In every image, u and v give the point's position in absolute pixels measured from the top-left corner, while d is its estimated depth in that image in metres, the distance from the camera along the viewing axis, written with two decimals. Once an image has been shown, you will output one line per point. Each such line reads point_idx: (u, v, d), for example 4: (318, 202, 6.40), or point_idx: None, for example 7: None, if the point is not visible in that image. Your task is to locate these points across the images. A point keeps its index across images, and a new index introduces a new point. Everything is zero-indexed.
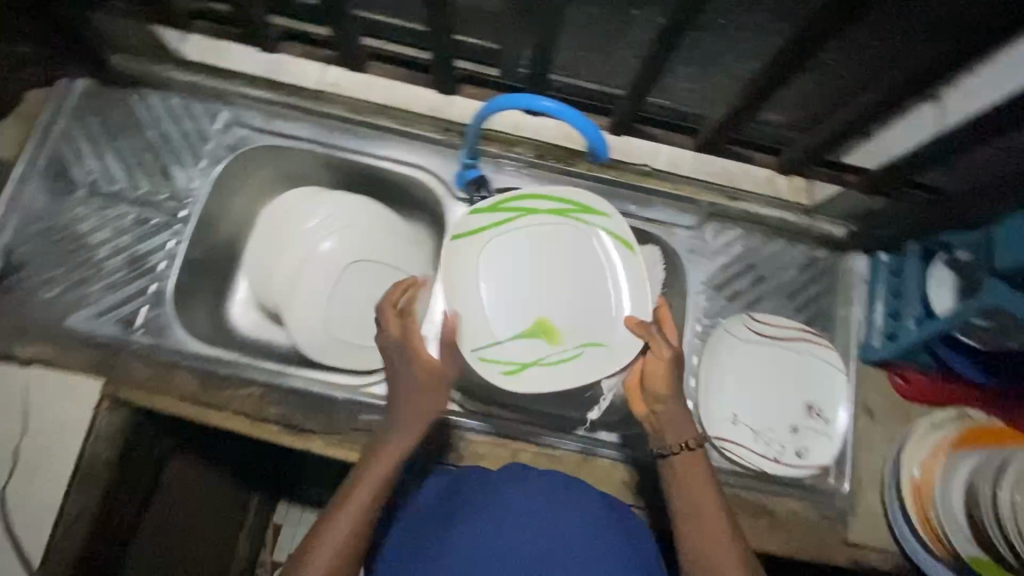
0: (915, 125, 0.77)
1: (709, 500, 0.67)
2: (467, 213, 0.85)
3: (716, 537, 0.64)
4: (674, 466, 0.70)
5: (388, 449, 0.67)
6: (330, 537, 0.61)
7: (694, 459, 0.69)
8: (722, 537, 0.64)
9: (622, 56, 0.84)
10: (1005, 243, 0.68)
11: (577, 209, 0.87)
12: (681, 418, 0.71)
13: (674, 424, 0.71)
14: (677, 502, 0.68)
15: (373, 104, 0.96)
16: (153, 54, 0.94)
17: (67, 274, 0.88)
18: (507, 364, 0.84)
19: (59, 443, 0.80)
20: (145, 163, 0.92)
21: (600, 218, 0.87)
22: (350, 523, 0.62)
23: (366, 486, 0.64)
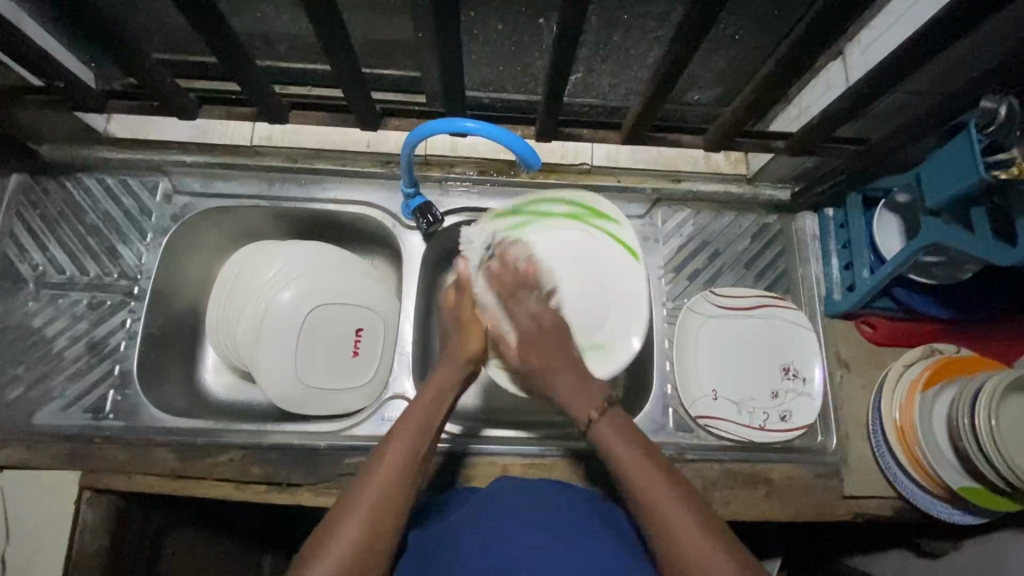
0: (829, 83, 0.80)
1: (629, 456, 0.62)
2: (490, 214, 0.84)
3: (661, 496, 0.59)
4: (600, 436, 0.65)
5: (408, 427, 0.65)
6: (346, 523, 0.56)
7: (612, 421, 0.66)
8: (665, 495, 0.59)
9: (539, 64, 0.86)
10: (934, 181, 0.69)
11: (589, 213, 0.84)
12: (571, 386, 0.68)
13: (575, 395, 0.68)
14: (614, 474, 0.63)
15: (310, 151, 0.98)
16: (81, 139, 0.94)
17: (28, 371, 0.87)
18: None
19: (44, 542, 0.78)
20: (90, 247, 0.92)
21: (611, 225, 0.83)
22: (370, 509, 0.57)
23: (389, 466, 0.61)
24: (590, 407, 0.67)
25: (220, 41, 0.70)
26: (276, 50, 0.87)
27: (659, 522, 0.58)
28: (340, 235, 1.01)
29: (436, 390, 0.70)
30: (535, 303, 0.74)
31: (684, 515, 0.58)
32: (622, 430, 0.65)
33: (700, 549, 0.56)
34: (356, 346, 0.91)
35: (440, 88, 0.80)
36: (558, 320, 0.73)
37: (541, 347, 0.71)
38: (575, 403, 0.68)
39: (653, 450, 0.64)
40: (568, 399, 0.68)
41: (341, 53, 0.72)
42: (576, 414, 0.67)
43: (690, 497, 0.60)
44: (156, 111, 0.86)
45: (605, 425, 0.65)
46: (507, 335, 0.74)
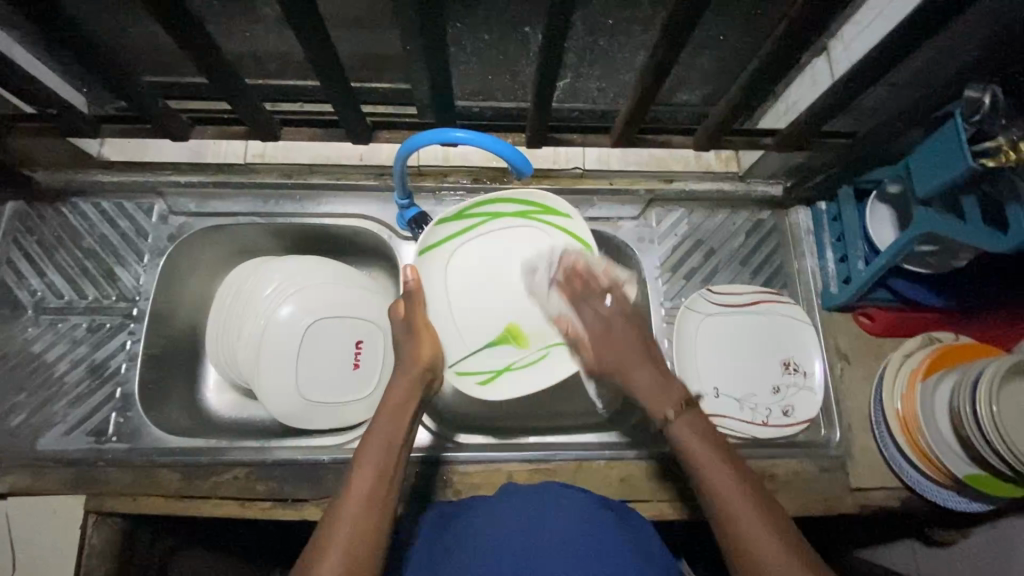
0: (814, 82, 0.81)
1: (714, 463, 0.64)
2: (435, 223, 0.84)
3: (730, 487, 0.62)
4: (673, 430, 0.68)
5: (375, 454, 0.65)
6: (325, 554, 0.56)
7: (691, 413, 0.68)
8: (725, 481, 0.62)
9: (528, 72, 0.87)
10: (924, 172, 0.70)
11: (539, 210, 0.86)
12: (650, 386, 0.71)
13: (654, 390, 0.70)
14: (683, 464, 0.66)
15: (305, 167, 0.99)
16: (76, 164, 0.95)
17: (29, 398, 0.87)
18: (482, 373, 0.84)
19: (52, 568, 0.78)
20: (88, 270, 0.92)
21: (562, 218, 0.85)
22: (346, 539, 0.57)
23: (356, 495, 0.61)
24: (666, 403, 0.69)
25: (210, 61, 0.71)
26: (266, 68, 0.87)
27: (721, 501, 0.62)
28: (336, 249, 1.01)
29: (399, 403, 0.70)
30: (602, 307, 0.77)
31: (742, 498, 0.61)
32: (696, 424, 0.67)
33: (759, 530, 0.58)
34: (356, 358, 0.92)
35: (430, 100, 0.80)
36: (626, 313, 0.77)
37: (614, 346, 0.74)
38: (655, 402, 0.70)
39: (734, 457, 0.65)
40: (646, 397, 0.70)
41: (330, 68, 0.73)
42: (654, 410, 0.69)
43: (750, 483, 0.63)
44: (147, 133, 0.87)
45: (681, 421, 0.68)
46: (572, 326, 0.80)
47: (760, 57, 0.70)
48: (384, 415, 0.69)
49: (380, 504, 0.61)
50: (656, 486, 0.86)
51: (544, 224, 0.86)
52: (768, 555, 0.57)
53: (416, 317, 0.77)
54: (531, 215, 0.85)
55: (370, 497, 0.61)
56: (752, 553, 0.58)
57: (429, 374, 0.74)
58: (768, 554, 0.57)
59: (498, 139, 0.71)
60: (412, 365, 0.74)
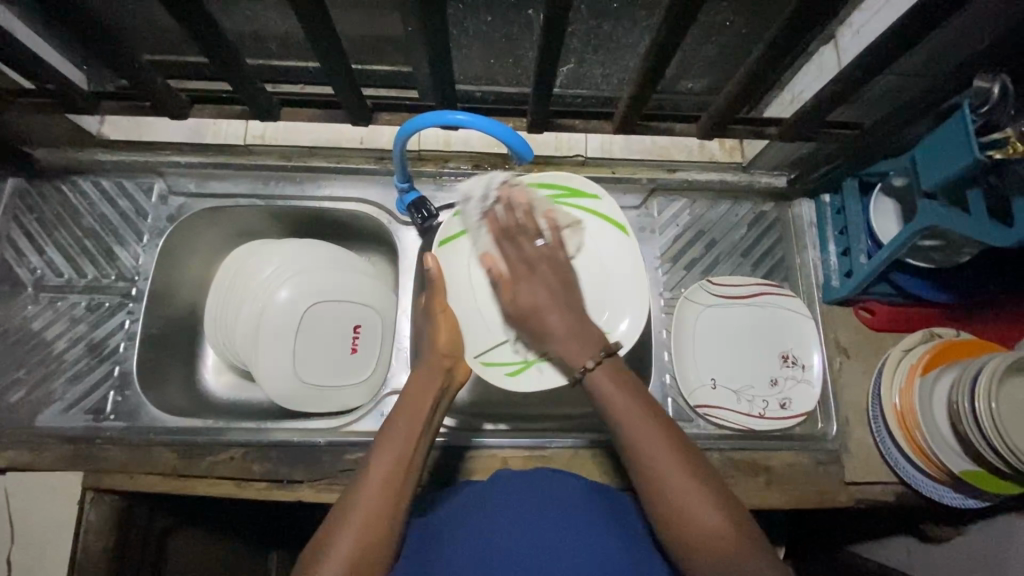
0: (821, 73, 0.80)
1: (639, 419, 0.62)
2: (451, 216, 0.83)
3: (658, 449, 0.60)
4: (596, 385, 0.65)
5: (396, 444, 0.63)
6: (337, 541, 0.56)
7: (610, 368, 0.65)
8: (650, 437, 0.61)
9: (530, 56, 0.86)
10: (931, 164, 0.68)
11: (566, 194, 0.84)
12: (575, 339, 0.66)
13: (579, 335, 0.67)
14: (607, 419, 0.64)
15: (305, 149, 0.98)
16: (75, 142, 0.94)
17: (28, 374, 0.87)
18: (512, 364, 0.80)
19: (49, 543, 0.79)
20: (88, 249, 0.92)
21: (590, 201, 0.84)
22: (359, 530, 0.57)
23: (375, 485, 0.60)
24: (585, 356, 0.66)
25: (210, 40, 0.71)
26: (267, 48, 0.87)
27: (647, 461, 0.60)
28: (336, 233, 1.01)
29: (416, 396, 0.68)
30: (530, 246, 0.73)
31: (672, 459, 0.59)
32: (620, 378, 0.65)
33: (687, 488, 0.58)
34: (355, 342, 0.92)
35: (431, 83, 0.80)
36: (551, 258, 0.73)
37: (533, 279, 0.71)
38: (573, 353, 0.66)
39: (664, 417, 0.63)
40: (563, 348, 0.67)
41: (330, 48, 0.72)
42: (573, 363, 0.66)
43: (676, 438, 0.62)
44: (147, 112, 0.87)
45: (602, 375, 0.65)
46: (496, 264, 0.74)
47: (766, 44, 0.69)
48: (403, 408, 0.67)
49: (393, 504, 0.59)
50: None
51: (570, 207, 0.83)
52: (690, 499, 0.58)
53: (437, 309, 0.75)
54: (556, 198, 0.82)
55: (382, 494, 0.59)
56: (677, 509, 0.58)
57: (451, 363, 0.73)
58: (693, 512, 0.57)
59: (498, 122, 0.70)
60: (431, 358, 0.72)
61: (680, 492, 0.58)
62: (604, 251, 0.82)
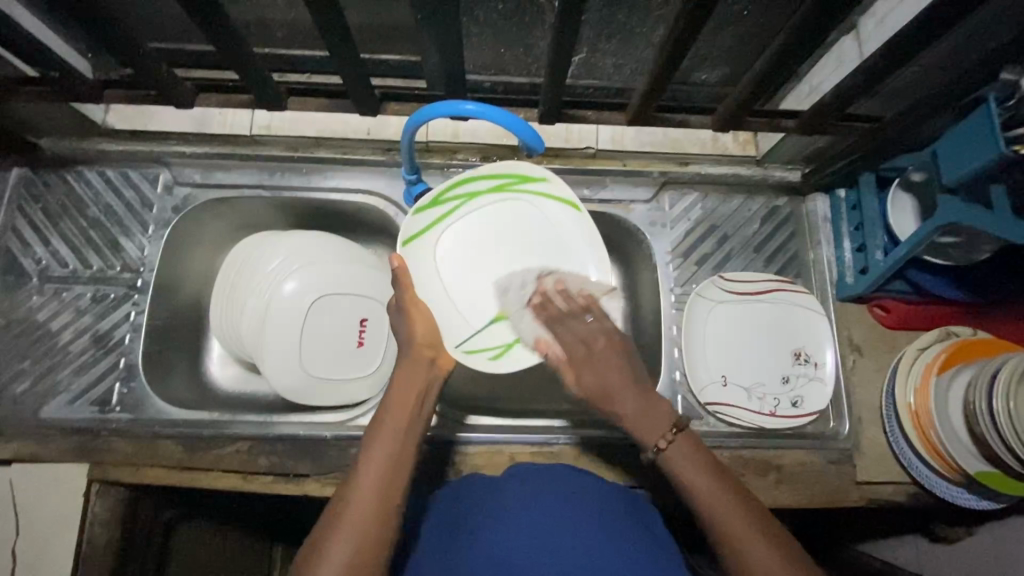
0: (841, 63, 0.78)
1: (718, 494, 0.60)
2: (410, 214, 0.80)
3: (741, 525, 0.58)
4: (668, 460, 0.63)
5: (384, 441, 0.62)
6: (335, 542, 0.55)
7: (684, 439, 0.64)
8: (728, 512, 0.59)
9: (541, 46, 0.84)
10: (953, 157, 0.67)
11: (516, 181, 0.83)
12: (645, 415, 0.65)
13: (648, 419, 0.65)
14: (679, 491, 0.63)
15: (311, 140, 0.97)
16: (79, 131, 0.93)
17: (34, 365, 0.87)
18: (491, 349, 0.81)
19: (55, 535, 0.78)
20: (93, 239, 0.91)
21: (540, 183, 0.83)
22: (356, 531, 0.56)
23: (368, 484, 0.59)
24: (659, 433, 0.64)
25: (217, 28, 0.69)
26: (274, 36, 0.85)
27: (727, 534, 0.58)
28: (342, 225, 1.00)
29: (402, 393, 0.66)
30: (582, 325, 0.72)
31: (757, 536, 0.57)
32: (699, 453, 0.63)
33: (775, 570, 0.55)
34: (361, 335, 0.92)
35: (441, 72, 0.78)
36: (609, 339, 0.70)
37: (595, 366, 0.69)
38: (643, 430, 0.65)
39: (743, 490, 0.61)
40: (636, 427, 0.66)
41: (339, 37, 0.71)
42: (645, 440, 0.65)
43: (762, 517, 0.59)
44: (152, 101, 0.85)
45: (675, 450, 0.63)
46: (550, 352, 0.74)
47: (786, 33, 0.67)
48: (389, 406, 0.65)
49: (388, 500, 0.59)
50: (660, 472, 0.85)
51: (524, 193, 0.83)
52: None
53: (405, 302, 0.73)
54: (508, 186, 0.82)
55: (378, 493, 0.59)
56: None
57: (433, 354, 0.71)
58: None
59: (509, 112, 0.69)
60: (412, 352, 0.70)
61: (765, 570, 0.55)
62: (560, 229, 0.82)
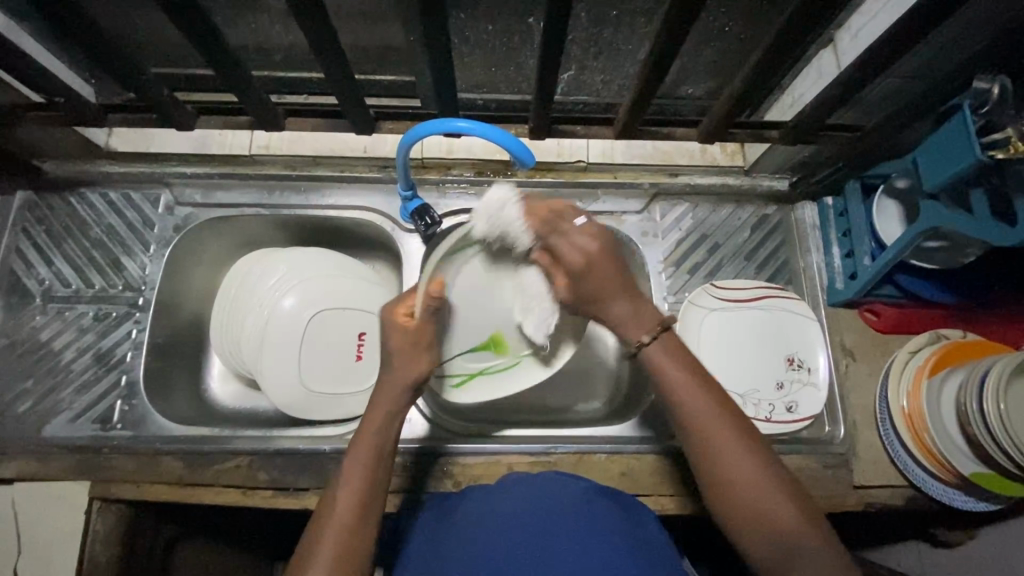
0: (821, 77, 0.80)
1: (697, 402, 0.63)
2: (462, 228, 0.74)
3: (715, 427, 0.62)
4: (649, 361, 0.66)
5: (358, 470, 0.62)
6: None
7: (665, 340, 0.66)
8: (697, 403, 0.63)
9: (530, 64, 0.87)
10: (934, 165, 0.68)
11: None
12: (630, 315, 0.67)
13: (635, 318, 0.67)
14: (658, 392, 0.66)
15: (308, 158, 0.99)
16: (82, 154, 0.95)
17: (36, 385, 0.88)
18: (457, 376, 0.85)
19: (57, 553, 0.79)
20: (95, 259, 0.93)
21: None
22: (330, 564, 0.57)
23: (337, 519, 0.59)
24: (642, 330, 0.66)
25: (215, 53, 0.72)
26: (272, 59, 0.88)
27: (691, 421, 0.63)
28: (341, 241, 1.01)
29: (381, 415, 0.66)
30: (577, 235, 0.69)
31: (733, 441, 0.61)
32: (677, 359, 0.65)
33: (743, 466, 0.60)
34: (360, 349, 0.93)
35: (434, 91, 0.81)
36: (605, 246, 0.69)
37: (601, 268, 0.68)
38: (629, 328, 0.67)
39: (724, 398, 0.64)
40: (624, 325, 0.67)
41: (333, 58, 0.74)
42: (629, 336, 0.67)
43: (748, 434, 0.62)
44: (153, 123, 0.89)
45: (657, 346, 0.66)
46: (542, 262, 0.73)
47: (765, 49, 0.70)
48: (358, 444, 0.64)
49: (353, 538, 0.59)
50: (661, 478, 0.86)
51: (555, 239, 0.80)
52: (745, 471, 0.60)
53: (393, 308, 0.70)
54: None
55: (344, 529, 0.59)
56: (734, 487, 0.60)
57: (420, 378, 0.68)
58: (727, 465, 0.61)
59: (500, 128, 0.70)
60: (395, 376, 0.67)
61: (731, 453, 0.61)
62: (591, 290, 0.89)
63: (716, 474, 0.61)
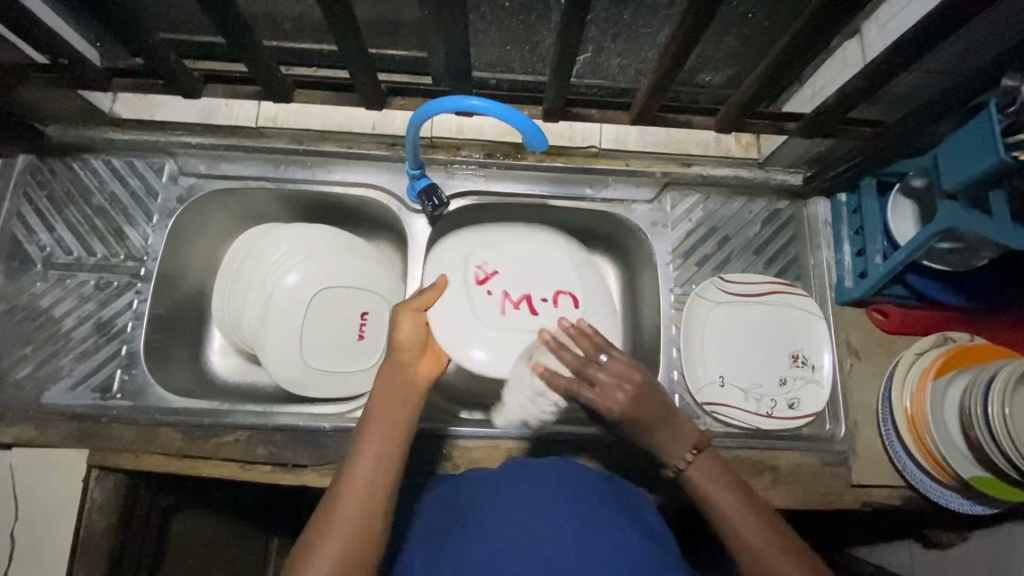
0: (844, 69, 0.79)
1: (745, 520, 0.62)
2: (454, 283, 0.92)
3: (769, 550, 0.60)
4: (690, 476, 0.66)
5: (372, 435, 0.63)
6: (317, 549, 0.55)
7: (706, 457, 0.66)
8: (745, 516, 0.62)
9: (546, 44, 0.85)
10: (953, 165, 0.67)
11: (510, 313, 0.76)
12: (671, 439, 0.67)
13: (670, 440, 0.67)
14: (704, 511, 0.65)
15: (315, 132, 0.97)
16: (86, 120, 0.94)
17: (36, 351, 0.87)
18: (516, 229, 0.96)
19: (53, 519, 0.79)
20: (98, 227, 0.92)
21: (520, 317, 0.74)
22: (344, 529, 0.56)
23: (356, 482, 0.59)
24: (681, 451, 0.66)
25: (225, 19, 0.70)
26: (281, 29, 0.86)
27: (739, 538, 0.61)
28: (345, 218, 1.00)
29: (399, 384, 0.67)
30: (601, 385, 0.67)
31: (786, 559, 0.59)
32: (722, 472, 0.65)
33: None
34: (361, 329, 0.92)
35: (447, 68, 0.79)
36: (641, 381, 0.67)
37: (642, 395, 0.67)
38: (668, 449, 0.67)
39: (769, 512, 0.63)
40: (660, 444, 0.67)
41: (346, 30, 0.71)
42: (670, 458, 0.67)
43: (801, 553, 0.60)
44: (159, 89, 0.88)
45: (696, 468, 0.65)
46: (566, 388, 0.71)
47: (791, 38, 0.68)
48: (375, 419, 0.64)
49: (372, 506, 0.58)
50: (659, 470, 0.86)
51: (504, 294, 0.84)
52: None
53: (401, 320, 0.74)
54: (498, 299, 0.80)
55: (364, 494, 0.59)
56: None
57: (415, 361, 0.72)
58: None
59: (514, 108, 0.68)
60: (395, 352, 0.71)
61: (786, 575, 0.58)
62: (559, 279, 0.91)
63: None
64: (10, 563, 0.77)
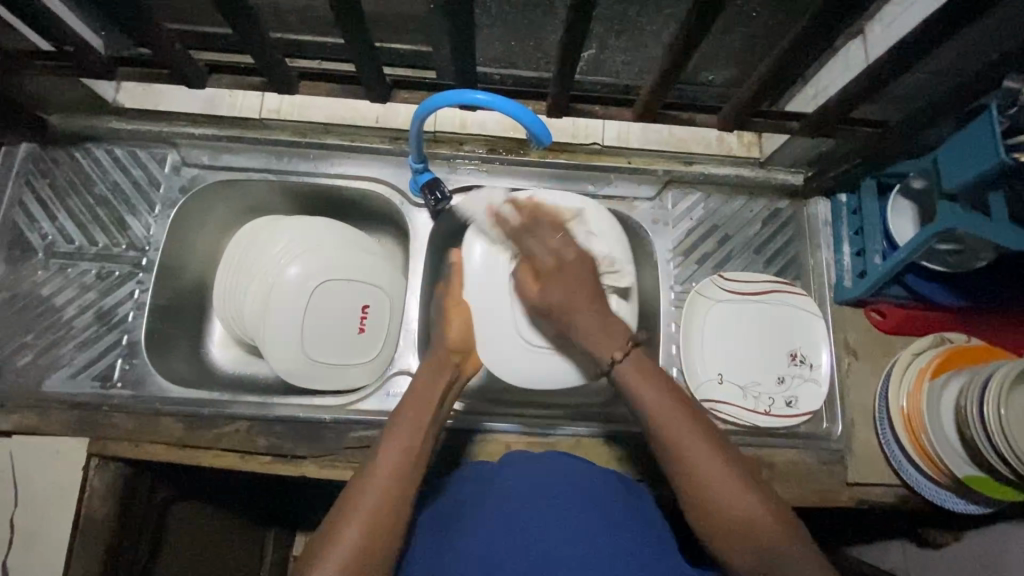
0: (847, 70, 0.79)
1: (663, 406, 0.63)
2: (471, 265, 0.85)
3: (692, 442, 0.60)
4: (622, 370, 0.67)
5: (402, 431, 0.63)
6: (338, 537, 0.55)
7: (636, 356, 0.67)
8: (694, 439, 0.61)
9: (551, 40, 0.85)
10: (953, 166, 0.67)
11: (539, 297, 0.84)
12: (597, 331, 0.69)
13: (599, 336, 0.68)
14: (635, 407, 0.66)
15: (318, 125, 0.97)
16: (89, 110, 0.94)
17: (37, 339, 0.87)
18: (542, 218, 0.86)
19: (52, 507, 0.79)
20: (99, 216, 0.92)
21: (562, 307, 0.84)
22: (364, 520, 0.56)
23: (382, 473, 0.59)
24: (612, 347, 0.68)
25: (231, 10, 0.70)
26: (286, 21, 0.86)
27: (688, 461, 0.60)
28: (347, 212, 1.00)
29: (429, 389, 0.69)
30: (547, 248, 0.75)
31: (712, 453, 0.60)
32: (643, 364, 0.67)
33: (718, 477, 0.59)
34: (362, 321, 0.91)
35: (452, 62, 0.80)
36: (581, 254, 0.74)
37: (563, 284, 0.72)
38: (601, 346, 0.68)
39: (695, 408, 0.64)
40: (592, 340, 0.69)
41: (353, 22, 0.72)
42: (603, 355, 0.68)
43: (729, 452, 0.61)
44: (165, 79, 0.88)
45: (627, 362, 0.67)
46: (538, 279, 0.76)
47: (794, 38, 0.68)
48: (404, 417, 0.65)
49: (396, 505, 0.58)
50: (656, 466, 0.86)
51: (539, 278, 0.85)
52: (714, 477, 0.58)
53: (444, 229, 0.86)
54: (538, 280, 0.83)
55: (388, 485, 0.58)
56: (710, 501, 0.58)
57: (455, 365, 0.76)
58: (737, 511, 0.57)
59: (519, 102, 0.68)
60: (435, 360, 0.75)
61: (709, 467, 0.59)
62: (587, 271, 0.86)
63: (691, 483, 0.59)
64: (8, 550, 0.77)
